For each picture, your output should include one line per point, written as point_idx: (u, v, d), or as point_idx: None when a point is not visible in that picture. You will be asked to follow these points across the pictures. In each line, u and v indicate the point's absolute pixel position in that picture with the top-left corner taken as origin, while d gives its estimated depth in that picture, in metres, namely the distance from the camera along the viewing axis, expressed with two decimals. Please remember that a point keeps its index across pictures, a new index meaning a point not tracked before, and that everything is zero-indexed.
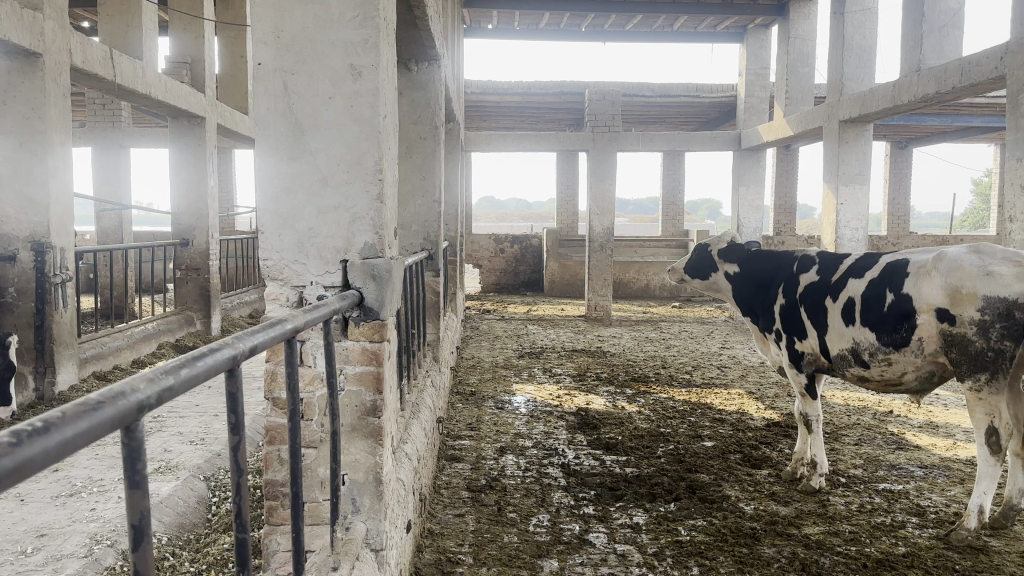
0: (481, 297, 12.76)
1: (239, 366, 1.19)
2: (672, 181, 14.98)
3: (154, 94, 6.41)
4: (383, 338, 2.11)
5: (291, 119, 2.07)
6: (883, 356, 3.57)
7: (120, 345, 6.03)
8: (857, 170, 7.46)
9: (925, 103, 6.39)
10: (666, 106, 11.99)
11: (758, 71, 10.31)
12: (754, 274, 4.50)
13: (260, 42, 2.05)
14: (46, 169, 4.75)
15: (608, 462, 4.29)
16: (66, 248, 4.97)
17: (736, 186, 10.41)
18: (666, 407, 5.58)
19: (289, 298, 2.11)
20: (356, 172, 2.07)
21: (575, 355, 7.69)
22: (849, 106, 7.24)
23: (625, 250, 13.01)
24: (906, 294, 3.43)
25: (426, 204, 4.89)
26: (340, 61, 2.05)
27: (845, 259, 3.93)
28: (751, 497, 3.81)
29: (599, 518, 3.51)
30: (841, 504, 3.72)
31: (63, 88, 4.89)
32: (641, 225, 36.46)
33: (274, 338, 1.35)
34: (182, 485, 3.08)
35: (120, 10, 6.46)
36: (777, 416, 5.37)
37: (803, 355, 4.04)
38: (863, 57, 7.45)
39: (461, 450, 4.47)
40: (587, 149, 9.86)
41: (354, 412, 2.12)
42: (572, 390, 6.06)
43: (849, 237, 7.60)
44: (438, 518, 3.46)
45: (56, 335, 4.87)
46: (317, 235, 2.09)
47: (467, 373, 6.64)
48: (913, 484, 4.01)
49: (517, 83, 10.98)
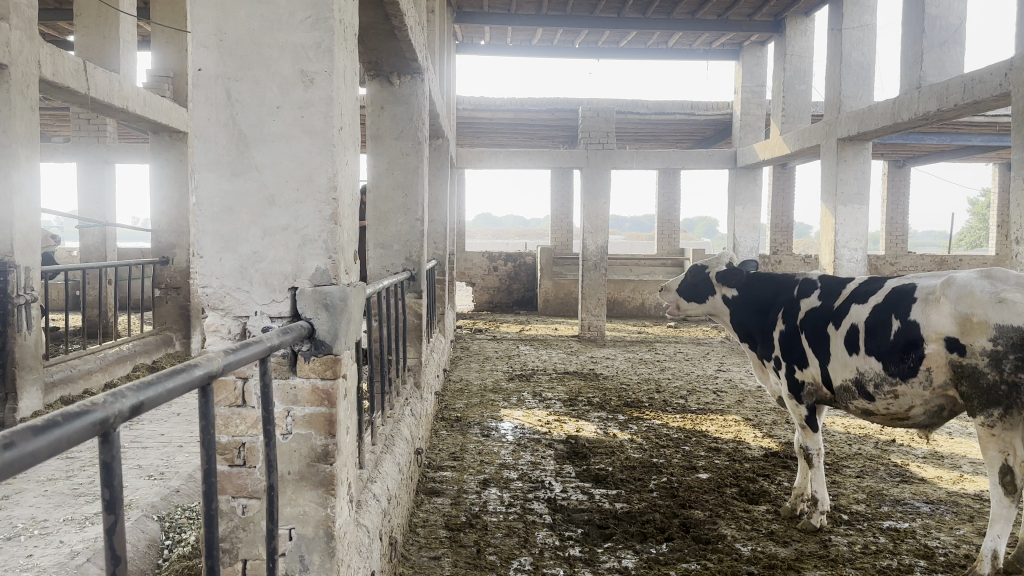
0: (474, 316, 12.54)
1: (117, 432, 0.96)
2: (668, 198, 14.83)
3: (132, 107, 6.19)
4: (336, 376, 1.89)
5: (233, 130, 1.86)
6: (889, 388, 3.34)
7: (92, 368, 5.78)
8: (855, 189, 7.26)
9: (926, 121, 6.21)
10: (662, 124, 11.86)
11: (754, 88, 10.15)
12: (753, 298, 4.27)
13: (201, 47, 1.85)
14: (12, 185, 4.50)
15: (597, 497, 4.05)
16: (32, 268, 4.73)
17: (732, 205, 10.21)
18: (661, 435, 5.33)
19: (231, 329, 1.89)
20: (308, 189, 1.86)
21: (567, 377, 7.45)
22: (847, 124, 7.05)
23: (619, 268, 12.83)
24: (914, 321, 3.21)
25: (408, 223, 4.65)
26: (290, 67, 1.84)
27: (847, 283, 3.73)
28: (749, 536, 3.56)
29: (586, 562, 3.26)
30: (844, 544, 3.48)
31: (30, 101, 4.66)
32: (636, 243, 36.31)
33: (174, 391, 1.12)
34: (133, 527, 2.82)
35: (96, 22, 6.28)
36: (776, 445, 5.13)
37: (804, 385, 3.81)
38: (862, 73, 7.27)
39: (442, 483, 4.23)
40: (581, 166, 9.63)
41: (303, 459, 1.89)
42: (561, 416, 5.82)
43: (848, 257, 7.35)
44: (412, 561, 3.23)
45: (19, 359, 4.63)
46: (263, 259, 1.88)
47: (453, 397, 6.40)
48: (919, 522, 3.77)
49: (510, 99, 10.80)
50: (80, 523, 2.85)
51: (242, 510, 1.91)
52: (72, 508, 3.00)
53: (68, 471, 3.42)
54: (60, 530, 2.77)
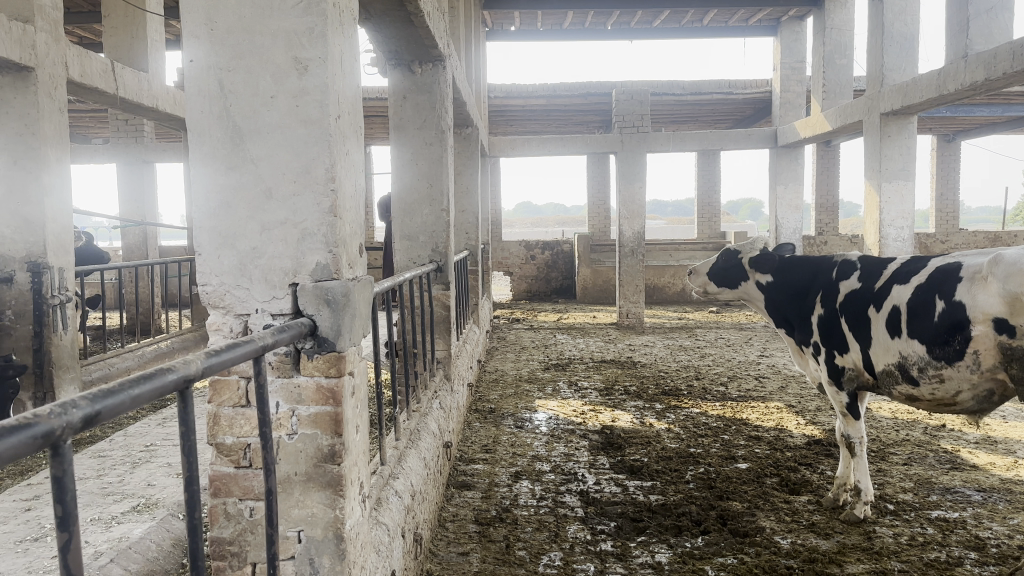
0: (512, 305, 12.47)
1: (68, 446, 0.91)
2: (707, 181, 14.57)
3: (161, 106, 6.23)
4: (341, 373, 1.83)
5: (228, 121, 1.81)
6: (934, 372, 3.18)
7: (130, 366, 5.85)
8: (900, 165, 6.98)
9: (973, 91, 5.93)
10: (699, 104, 11.61)
11: (793, 65, 9.85)
12: (790, 282, 4.11)
13: (192, 38, 1.80)
14: (42, 188, 4.52)
15: (631, 489, 3.94)
16: (66, 268, 4.76)
17: (774, 185, 9.91)
18: (698, 424, 5.20)
19: (233, 328, 1.86)
20: (305, 181, 1.79)
21: (603, 366, 7.33)
22: (891, 99, 6.79)
23: (659, 254, 12.64)
24: (959, 301, 3.05)
25: (434, 213, 4.60)
26: (283, 55, 1.77)
27: (889, 263, 3.55)
28: (789, 528, 3.43)
29: (617, 557, 3.17)
30: (890, 536, 3.32)
31: (58, 103, 4.68)
32: (677, 227, 35.88)
33: (138, 400, 1.06)
34: (158, 525, 2.79)
35: (124, 22, 6.33)
36: (819, 432, 4.96)
37: (844, 370, 3.65)
38: (905, 44, 6.98)
39: (473, 476, 4.18)
40: (615, 151, 9.44)
41: (309, 459, 1.83)
42: (597, 406, 5.72)
43: (894, 236, 7.10)
44: (440, 557, 3.18)
45: (56, 358, 4.67)
46: (262, 255, 1.83)
47: (488, 388, 6.34)
48: (970, 512, 3.59)
49: (542, 85, 10.67)
50: (106, 522, 2.80)
51: (250, 513, 1.86)
52: (100, 507, 2.96)
53: (100, 470, 3.43)
54: (86, 530, 2.71)
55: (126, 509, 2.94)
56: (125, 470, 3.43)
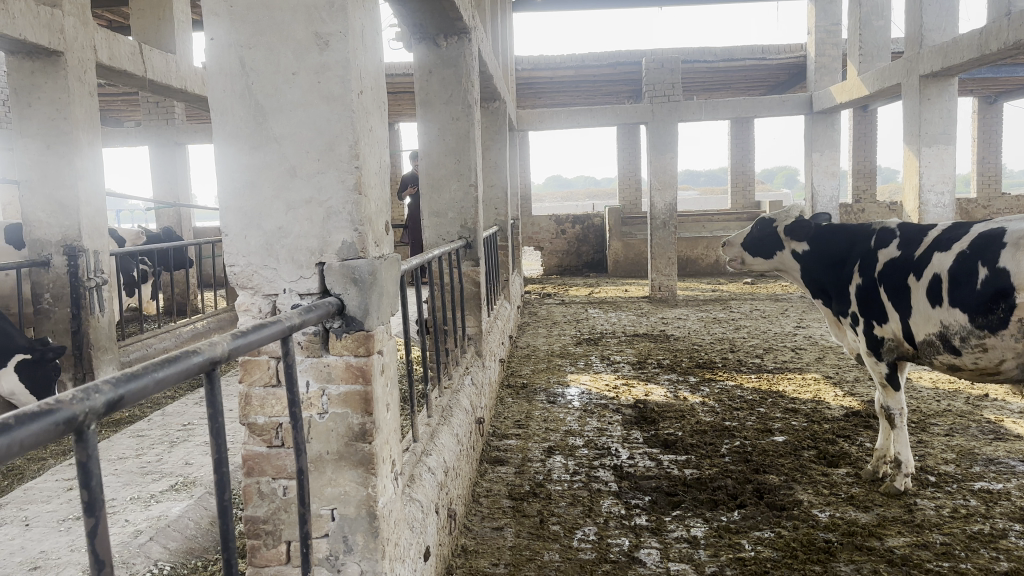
0: (543, 280, 12.43)
1: (94, 431, 0.90)
2: (740, 149, 14.29)
3: (189, 87, 6.26)
4: (370, 352, 1.82)
5: (251, 101, 1.79)
6: (977, 341, 3.10)
7: (167, 346, 5.92)
8: (941, 129, 6.79)
9: (1017, 49, 5.72)
10: (731, 71, 11.38)
11: (828, 28, 9.60)
12: (826, 250, 4.01)
13: (212, 16, 1.78)
14: (75, 172, 4.57)
15: (665, 463, 3.91)
16: (101, 251, 4.82)
17: (809, 152, 9.71)
18: (733, 397, 5.14)
19: (262, 308, 1.85)
20: (329, 159, 1.77)
21: (636, 339, 7.28)
22: (930, 60, 6.58)
23: (691, 226, 12.47)
24: (1003, 268, 2.97)
25: (462, 189, 4.55)
26: (303, 30, 1.74)
27: (929, 230, 3.45)
28: (827, 501, 3.38)
29: (653, 531, 3.15)
30: (931, 508, 3.26)
31: (88, 86, 4.70)
32: (710, 199, 35.52)
33: (164, 382, 1.06)
34: (195, 504, 2.82)
35: (151, 4, 6.34)
36: (857, 404, 4.87)
37: (883, 341, 3.57)
38: (946, 3, 6.67)
39: (506, 451, 4.18)
40: (645, 121, 9.27)
41: (340, 437, 1.83)
42: (629, 379, 5.69)
43: (934, 202, 6.93)
44: (475, 532, 3.19)
45: (93, 340, 4.74)
46: (288, 235, 1.82)
47: (520, 363, 6.33)
48: (1015, 483, 3.50)
49: (570, 56, 10.52)
50: (145, 501, 2.84)
51: (283, 491, 1.87)
52: (140, 485, 3.01)
53: (138, 450, 3.48)
54: (126, 509, 2.75)
55: (164, 488, 2.97)
56: (163, 450, 3.48)
